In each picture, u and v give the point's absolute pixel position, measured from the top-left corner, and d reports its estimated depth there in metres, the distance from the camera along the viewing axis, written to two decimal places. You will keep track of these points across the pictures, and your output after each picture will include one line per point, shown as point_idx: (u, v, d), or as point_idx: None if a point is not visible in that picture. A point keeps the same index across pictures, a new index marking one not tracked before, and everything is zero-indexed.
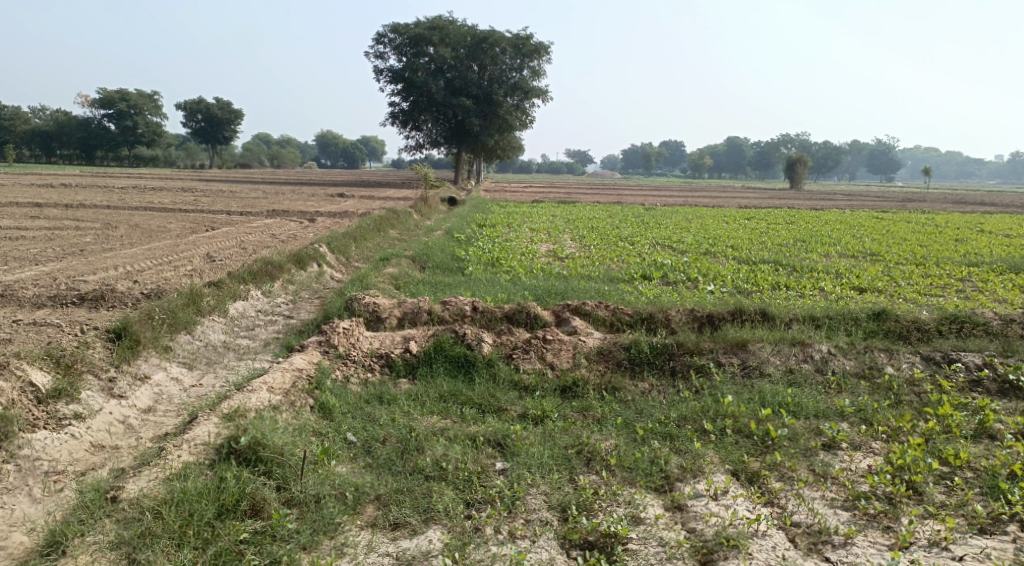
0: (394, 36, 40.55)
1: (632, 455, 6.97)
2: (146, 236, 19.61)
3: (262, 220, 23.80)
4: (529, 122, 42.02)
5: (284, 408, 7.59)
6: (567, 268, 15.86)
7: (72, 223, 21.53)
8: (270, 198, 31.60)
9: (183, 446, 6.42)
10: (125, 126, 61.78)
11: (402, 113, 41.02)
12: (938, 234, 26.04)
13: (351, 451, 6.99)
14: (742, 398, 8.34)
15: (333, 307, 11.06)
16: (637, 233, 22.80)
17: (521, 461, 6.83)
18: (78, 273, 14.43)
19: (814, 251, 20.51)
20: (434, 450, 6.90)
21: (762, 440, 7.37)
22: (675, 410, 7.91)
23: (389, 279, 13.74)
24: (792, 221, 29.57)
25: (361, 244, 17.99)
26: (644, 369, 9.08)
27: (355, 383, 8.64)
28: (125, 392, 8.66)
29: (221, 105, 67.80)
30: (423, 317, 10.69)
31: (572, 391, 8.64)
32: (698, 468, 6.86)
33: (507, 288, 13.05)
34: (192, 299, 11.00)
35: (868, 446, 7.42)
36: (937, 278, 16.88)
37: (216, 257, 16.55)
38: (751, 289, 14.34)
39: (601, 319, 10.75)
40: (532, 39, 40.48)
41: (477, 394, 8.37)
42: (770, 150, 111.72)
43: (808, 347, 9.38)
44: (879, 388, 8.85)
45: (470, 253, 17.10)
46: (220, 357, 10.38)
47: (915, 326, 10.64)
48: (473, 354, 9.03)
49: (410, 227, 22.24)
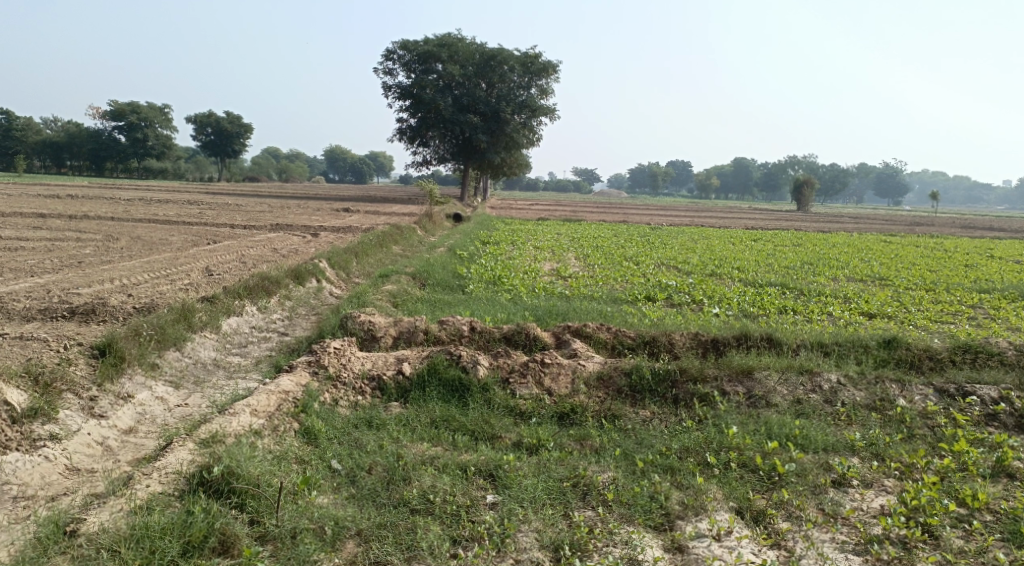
0: (403, 52, 40.51)
1: (630, 490, 6.60)
2: (146, 249, 19.35)
3: (265, 234, 23.55)
4: (536, 140, 41.81)
5: (267, 433, 7.25)
6: (570, 288, 15.55)
7: (73, 234, 21.28)
8: (275, 212, 31.37)
9: (154, 475, 6.10)
10: (135, 138, 61.81)
11: (409, 128, 40.88)
12: (948, 258, 25.65)
13: (335, 480, 6.65)
14: (747, 429, 7.96)
15: (327, 325, 10.72)
16: (642, 252, 22.49)
17: (513, 494, 6.48)
18: (72, 285, 14.15)
19: (821, 275, 20.16)
20: (422, 481, 6.55)
21: (768, 475, 7.01)
22: (677, 441, 7.55)
23: (387, 297, 13.43)
24: (799, 243, 29.22)
25: (362, 260, 17.70)
26: (645, 396, 8.72)
27: (344, 406, 8.29)
28: (105, 412, 8.33)
29: (231, 119, 67.98)
30: (419, 337, 10.35)
31: (570, 418, 8.27)
32: (700, 505, 6.49)
33: (507, 308, 12.72)
34: (183, 315, 10.69)
35: (880, 485, 7.05)
36: (948, 304, 16.51)
37: (215, 271, 16.25)
38: (757, 312, 13.99)
39: (602, 341, 10.39)
40: (540, 58, 40.36)
41: (470, 420, 8.01)
42: (777, 172, 111.61)
43: (817, 376, 9.01)
44: (891, 420, 8.47)
45: (471, 270, 16.80)
46: (209, 375, 10.04)
47: (927, 355, 10.28)
48: (467, 377, 8.67)
49: (412, 243, 21.98)
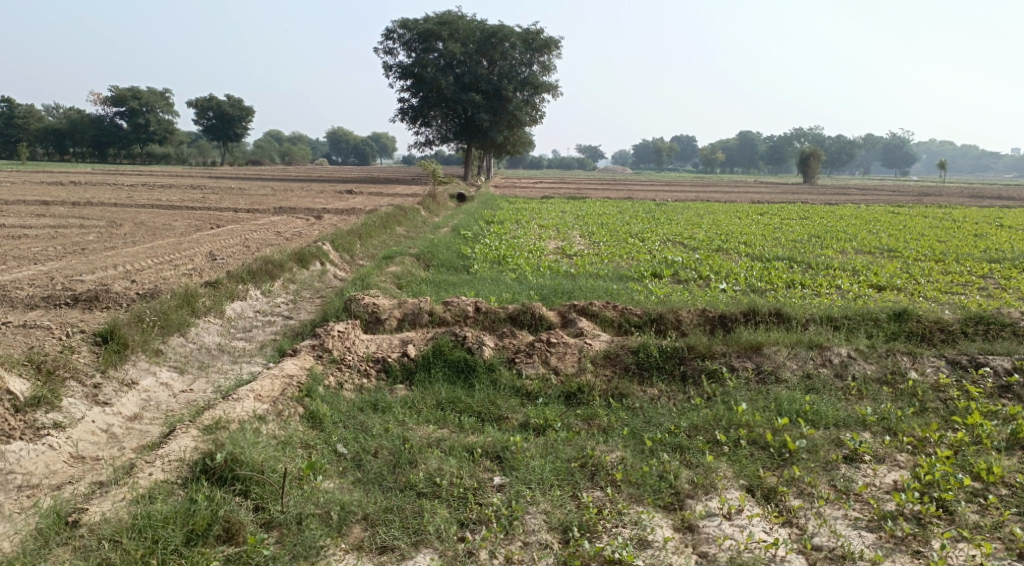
0: (403, 31, 40.12)
1: (639, 470, 6.52)
2: (149, 235, 19.25)
3: (268, 218, 23.42)
4: (539, 118, 41.47)
5: (271, 419, 7.19)
6: (575, 266, 15.41)
7: (76, 221, 21.16)
8: (278, 195, 31.20)
9: (157, 462, 6.05)
10: (137, 124, 61.48)
11: (411, 109, 40.58)
12: (956, 229, 25.40)
13: (340, 465, 6.58)
14: (757, 406, 7.86)
15: (332, 308, 10.62)
16: (647, 229, 22.30)
17: (520, 475, 6.40)
18: (75, 272, 14.07)
19: (829, 248, 19.97)
20: (428, 464, 6.48)
21: (778, 452, 6.92)
22: (686, 419, 7.46)
23: (392, 278, 13.32)
24: (805, 216, 28.95)
25: (366, 242, 17.58)
26: (653, 374, 8.63)
27: (349, 389, 8.21)
28: (110, 399, 8.27)
29: (232, 102, 67.60)
30: (423, 319, 10.26)
31: (577, 397, 8.19)
32: (710, 483, 6.41)
33: (512, 288, 12.60)
34: (186, 300, 10.61)
35: (893, 460, 6.96)
36: (958, 275, 16.33)
37: (218, 256, 16.16)
38: (765, 287, 13.85)
39: (608, 319, 10.29)
40: (542, 34, 39.92)
41: (476, 401, 7.93)
42: (783, 145, 110.86)
43: (827, 350, 8.90)
44: (903, 394, 8.36)
45: (476, 250, 16.66)
46: (214, 360, 9.96)
47: (937, 326, 10.15)
48: (473, 358, 8.58)
49: (417, 224, 21.84)
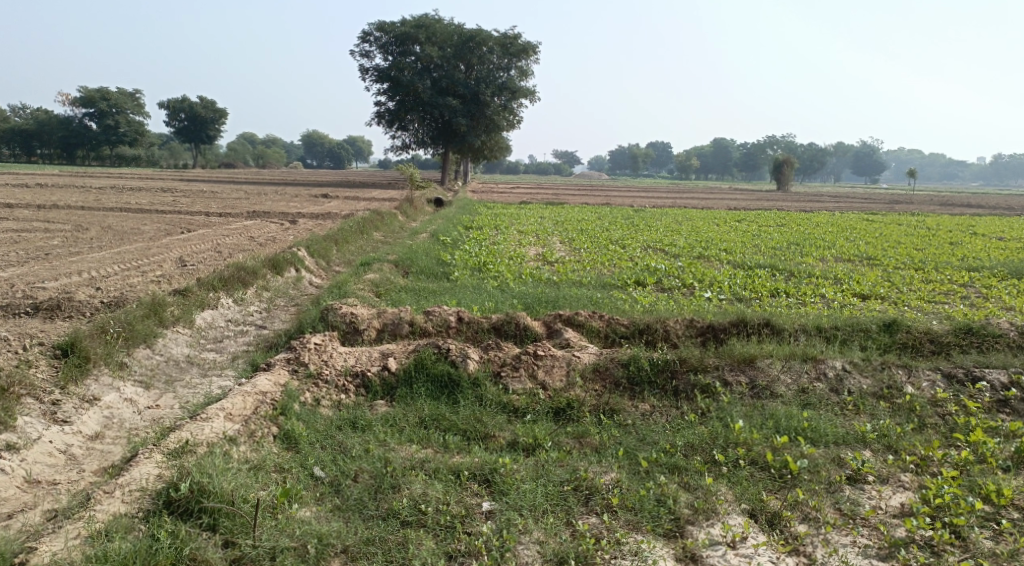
0: (379, 34, 39.61)
1: (636, 494, 6.17)
2: (118, 239, 18.64)
3: (241, 222, 22.84)
4: (517, 122, 41.17)
5: (243, 440, 6.74)
6: (557, 273, 15.06)
7: (41, 225, 20.46)
8: (251, 199, 30.58)
9: (116, 492, 5.60)
10: (106, 125, 60.20)
11: (388, 112, 40.03)
12: (932, 237, 25.42)
13: (317, 491, 6.18)
14: (753, 423, 7.53)
15: (308, 317, 10.15)
16: (628, 235, 22.01)
17: (510, 501, 6.04)
18: (38, 278, 13.47)
19: (809, 255, 19.82)
20: (412, 489, 6.10)
21: (779, 473, 6.59)
22: (682, 436, 7.12)
23: (369, 286, 12.87)
24: (783, 223, 28.86)
25: (343, 248, 17.12)
26: (644, 388, 8.28)
27: (326, 406, 7.78)
28: (69, 417, 7.82)
29: (205, 104, 66.64)
30: (404, 329, 9.84)
31: (566, 414, 7.83)
32: (711, 508, 6.06)
33: (494, 296, 12.21)
34: (153, 310, 10.12)
35: (897, 480, 6.64)
36: (939, 283, 16.23)
37: (188, 262, 15.62)
38: (750, 296, 13.58)
39: (595, 330, 9.94)
40: (520, 38, 39.61)
41: (461, 419, 7.54)
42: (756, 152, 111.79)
43: (821, 363, 8.57)
44: (900, 409, 8.05)
45: (455, 256, 16.26)
46: (182, 374, 9.47)
47: (928, 337, 9.90)
48: (457, 372, 8.18)
49: (394, 229, 21.36)
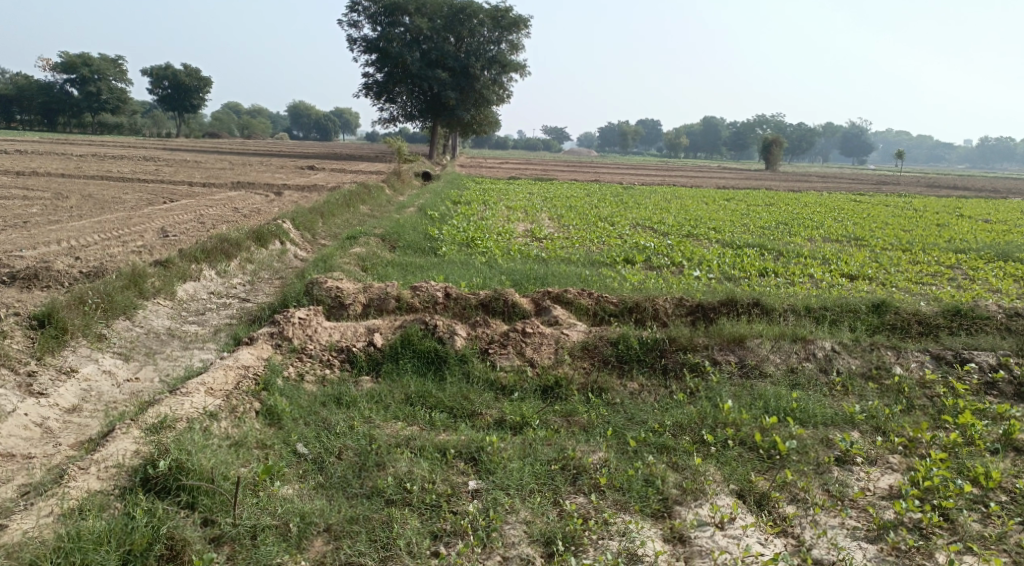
0: (368, 4, 38.99)
1: (624, 474, 6.09)
2: (99, 208, 18.30)
3: (225, 193, 22.51)
4: (506, 97, 40.79)
5: (224, 415, 6.60)
6: (545, 250, 14.90)
7: (20, 192, 20.07)
8: (236, 170, 30.15)
9: (91, 469, 5.46)
10: (88, 92, 59.22)
11: (375, 84, 39.55)
12: (920, 218, 25.41)
13: (299, 468, 6.06)
14: (743, 403, 7.45)
15: (292, 291, 9.97)
16: (616, 213, 21.86)
17: (496, 480, 5.94)
18: (15, 247, 13.18)
19: (798, 235, 19.76)
20: (397, 466, 6.00)
21: (768, 453, 6.52)
22: (670, 416, 7.03)
23: (355, 260, 12.68)
24: (772, 202, 28.76)
25: (329, 221, 16.89)
26: (633, 366, 8.18)
27: (310, 381, 7.65)
28: (46, 389, 7.67)
29: (189, 72, 65.55)
30: (390, 304, 9.69)
31: (554, 392, 7.73)
32: (699, 489, 6.00)
33: (481, 272, 12.06)
34: (134, 281, 9.93)
35: (886, 462, 6.58)
36: (927, 265, 16.20)
37: (171, 233, 15.36)
38: (739, 275, 13.49)
39: (583, 308, 9.82)
40: (510, 11, 39.08)
41: (447, 396, 7.42)
42: (745, 131, 111.58)
43: (811, 343, 8.47)
44: (889, 390, 7.97)
45: (443, 231, 16.07)
46: (163, 346, 9.30)
47: (916, 319, 9.83)
48: (443, 349, 8.06)
49: (381, 203, 21.11)
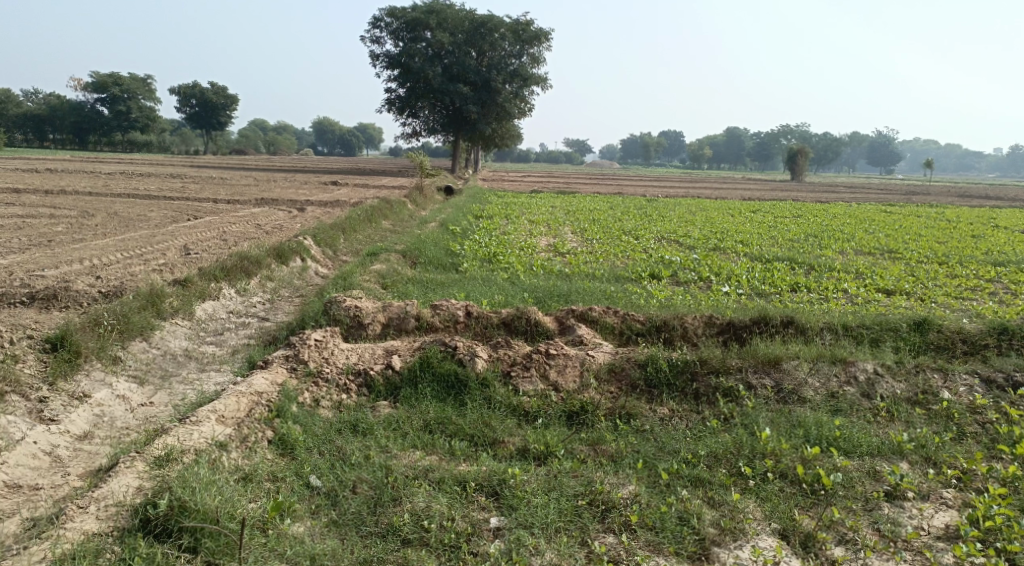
0: (390, 20, 39.03)
1: (656, 511, 5.73)
2: (123, 226, 18.22)
3: (248, 209, 22.42)
4: (528, 110, 40.54)
5: (234, 446, 6.30)
6: (569, 266, 14.53)
7: (46, 211, 20.07)
8: (261, 186, 30.14)
9: (91, 508, 5.19)
10: (118, 111, 59.95)
11: (398, 99, 39.50)
12: (953, 229, 24.73)
13: (312, 503, 5.77)
14: (781, 431, 7.03)
15: (310, 311, 9.68)
16: (641, 226, 21.46)
17: (520, 517, 5.61)
18: (38, 266, 13.06)
19: (828, 248, 19.24)
20: (415, 503, 5.68)
21: (811, 488, 6.12)
22: (704, 445, 6.64)
23: (375, 277, 12.39)
24: (799, 214, 28.19)
25: (350, 237, 16.65)
26: (662, 391, 7.78)
27: (326, 407, 7.33)
28: (57, 416, 7.42)
29: (216, 90, 66.17)
30: (410, 324, 9.37)
31: (580, 418, 7.35)
32: (738, 528, 5.62)
33: (504, 289, 11.70)
34: (151, 301, 9.69)
35: (939, 497, 6.14)
36: (965, 278, 15.63)
37: (192, 251, 15.19)
38: (770, 291, 13.05)
39: (609, 326, 9.43)
40: (532, 25, 38.93)
41: (468, 423, 7.08)
42: (770, 141, 110.58)
43: (851, 366, 8.01)
44: (937, 416, 7.51)
45: (464, 247, 15.77)
46: (179, 368, 9.05)
47: (961, 337, 9.32)
48: (464, 372, 7.71)
49: (402, 218, 20.88)
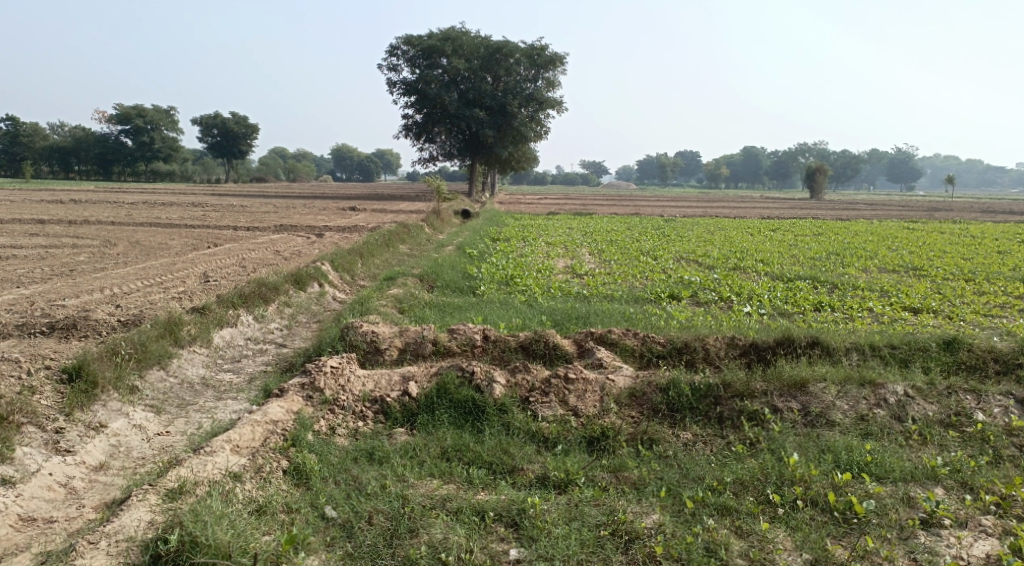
0: (407, 48, 39.35)
1: (683, 541, 5.61)
2: (144, 255, 18.31)
3: (267, 236, 22.51)
4: (544, 133, 40.60)
5: (249, 476, 6.20)
6: (587, 287, 14.40)
7: (70, 241, 20.24)
8: (281, 213, 30.32)
9: (101, 543, 5.13)
10: (141, 142, 60.79)
11: (415, 125, 39.71)
12: (978, 245, 24.35)
13: (328, 535, 5.66)
14: (809, 455, 6.83)
15: (327, 337, 9.59)
16: (660, 246, 21.29)
17: (541, 549, 5.50)
18: (59, 296, 13.10)
19: (850, 266, 18.98)
20: (433, 534, 5.57)
21: (844, 516, 5.95)
22: (730, 471, 6.45)
23: (392, 302, 12.30)
24: (820, 232, 27.92)
25: (368, 261, 16.62)
26: (685, 416, 7.59)
27: (342, 435, 7.21)
28: (73, 446, 7.35)
29: (237, 119, 66.99)
30: (427, 349, 9.24)
31: (601, 444, 7.18)
32: (768, 559, 5.49)
33: (521, 312, 11.57)
34: (169, 329, 9.64)
35: (977, 524, 5.95)
36: (992, 295, 15.32)
37: (211, 278, 15.21)
38: (792, 311, 12.83)
39: (629, 349, 9.26)
40: (547, 49, 39.09)
41: (486, 450, 6.92)
42: (788, 160, 110.09)
43: (880, 388, 7.77)
44: (972, 439, 7.27)
45: (482, 270, 15.70)
46: (196, 396, 8.97)
47: (992, 356, 9.06)
48: (481, 398, 7.58)
49: (420, 241, 20.87)
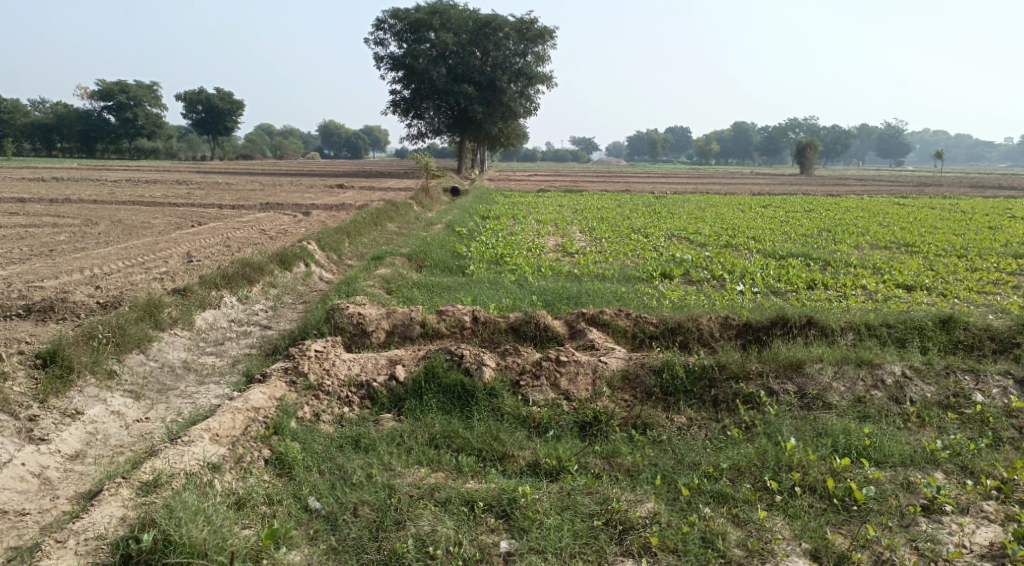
0: (394, 21, 38.71)
1: (678, 531, 5.44)
2: (128, 233, 17.95)
3: (254, 214, 22.13)
4: (533, 109, 40.15)
5: (228, 467, 5.98)
6: (578, 266, 14.17)
7: (50, 220, 19.82)
8: (267, 190, 29.87)
9: (69, 542, 4.94)
10: (125, 118, 59.83)
11: (403, 101, 39.19)
12: (969, 221, 24.20)
13: (310, 529, 5.47)
14: (806, 440, 6.66)
15: (312, 319, 9.33)
16: (651, 223, 21.04)
17: (532, 541, 5.32)
18: (37, 277, 12.76)
19: (842, 242, 18.80)
20: (420, 526, 5.38)
21: (843, 504, 5.79)
22: (726, 457, 6.28)
23: (379, 282, 12.03)
24: (811, 208, 27.67)
25: (355, 240, 16.31)
26: (679, 399, 7.39)
27: (327, 421, 6.98)
28: (47, 435, 7.11)
29: (222, 95, 66.11)
30: (415, 331, 9.02)
31: (593, 429, 6.99)
32: (766, 549, 5.33)
33: (511, 292, 11.34)
34: (149, 311, 9.36)
35: (979, 510, 5.80)
36: (986, 272, 15.17)
37: (195, 258, 14.88)
38: (785, 289, 12.63)
39: (621, 330, 9.04)
40: (536, 24, 38.54)
41: (476, 437, 6.72)
42: (778, 135, 109.73)
43: (878, 368, 7.60)
44: (971, 421, 7.12)
45: (470, 248, 15.42)
46: (177, 381, 8.72)
47: (988, 335, 8.90)
48: (470, 382, 7.36)
49: (409, 220, 20.56)
